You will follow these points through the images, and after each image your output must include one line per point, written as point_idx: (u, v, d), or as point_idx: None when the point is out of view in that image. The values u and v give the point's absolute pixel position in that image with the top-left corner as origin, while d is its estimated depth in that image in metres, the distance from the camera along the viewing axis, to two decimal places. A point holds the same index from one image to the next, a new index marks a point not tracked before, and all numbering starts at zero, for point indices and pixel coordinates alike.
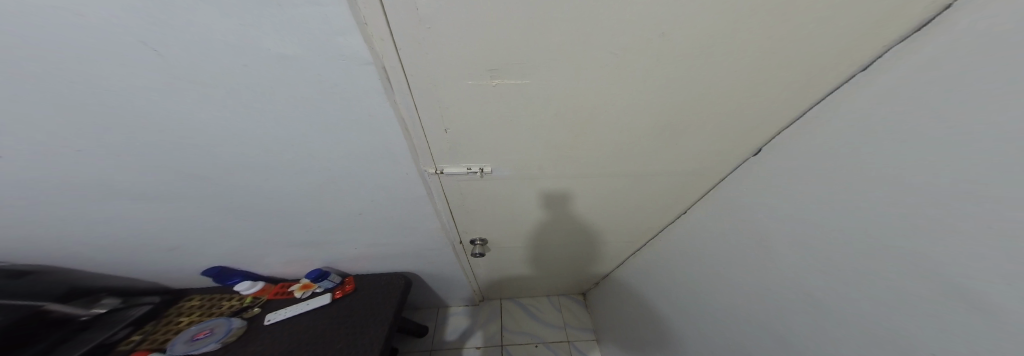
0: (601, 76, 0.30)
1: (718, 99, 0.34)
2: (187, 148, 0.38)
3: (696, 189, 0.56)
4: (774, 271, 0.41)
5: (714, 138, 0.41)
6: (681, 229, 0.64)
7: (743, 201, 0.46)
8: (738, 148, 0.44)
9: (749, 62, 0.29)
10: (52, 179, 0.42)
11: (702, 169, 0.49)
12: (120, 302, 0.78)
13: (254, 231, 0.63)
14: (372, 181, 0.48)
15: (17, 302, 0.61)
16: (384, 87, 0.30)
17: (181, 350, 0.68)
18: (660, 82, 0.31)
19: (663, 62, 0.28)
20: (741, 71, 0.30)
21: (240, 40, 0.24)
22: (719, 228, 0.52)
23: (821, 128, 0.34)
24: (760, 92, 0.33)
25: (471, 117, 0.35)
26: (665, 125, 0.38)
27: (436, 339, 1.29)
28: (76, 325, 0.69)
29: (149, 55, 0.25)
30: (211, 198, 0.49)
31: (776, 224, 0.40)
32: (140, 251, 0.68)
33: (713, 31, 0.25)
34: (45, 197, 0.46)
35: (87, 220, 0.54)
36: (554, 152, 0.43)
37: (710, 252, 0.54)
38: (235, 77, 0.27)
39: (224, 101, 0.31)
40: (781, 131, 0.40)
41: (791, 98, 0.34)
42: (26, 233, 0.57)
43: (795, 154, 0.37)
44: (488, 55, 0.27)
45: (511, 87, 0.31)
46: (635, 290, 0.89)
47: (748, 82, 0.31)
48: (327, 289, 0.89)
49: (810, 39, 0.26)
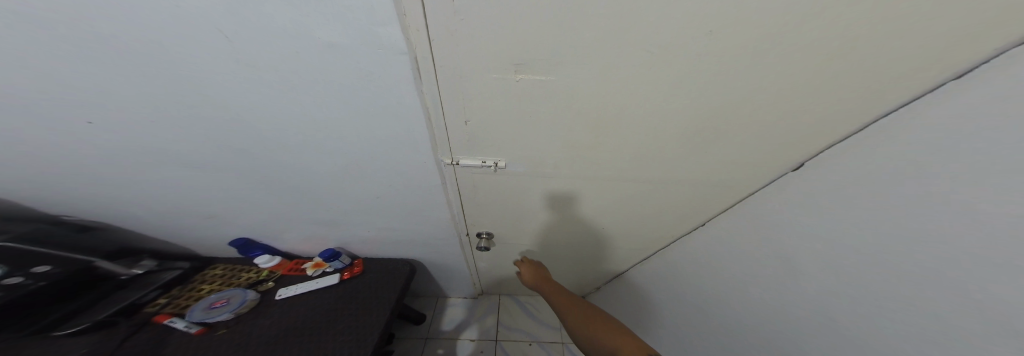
0: (633, 74, 0.29)
1: (760, 108, 0.33)
2: (236, 127, 0.41)
3: (723, 202, 0.55)
4: (832, 294, 0.39)
5: (751, 148, 0.40)
6: (705, 238, 0.63)
7: (788, 215, 0.44)
8: (779, 161, 0.42)
9: (802, 68, 0.27)
10: (118, 145, 0.47)
11: (729, 180, 0.48)
12: (156, 264, 0.84)
13: (277, 206, 0.66)
14: (390, 167, 0.49)
15: (72, 256, 0.69)
16: (415, 77, 0.31)
17: (198, 317, 0.72)
18: (698, 86, 0.30)
19: (705, 65, 0.28)
20: (789, 79, 0.29)
21: (296, 28, 0.26)
22: (762, 239, 0.49)
23: (890, 143, 0.32)
24: (807, 103, 0.32)
25: (492, 111, 0.36)
26: (695, 131, 0.37)
27: (433, 328, 1.32)
28: (114, 284, 0.76)
29: (223, 42, 0.28)
30: (245, 171, 0.52)
31: (829, 246, 0.38)
32: (176, 217, 0.73)
33: (757, 37, 0.24)
34: (109, 160, 0.51)
35: (135, 184, 0.59)
36: (573, 151, 0.43)
37: (753, 268, 0.52)
38: (288, 63, 0.30)
39: (275, 87, 0.33)
40: (832, 144, 0.38)
41: (853, 112, 0.33)
42: (83, 192, 0.63)
43: (855, 169, 0.35)
44: (515, 49, 0.27)
45: (535, 83, 0.31)
46: (643, 297, 0.88)
47: (791, 91, 0.30)
48: (337, 269, 0.92)
49: (875, 50, 0.25)
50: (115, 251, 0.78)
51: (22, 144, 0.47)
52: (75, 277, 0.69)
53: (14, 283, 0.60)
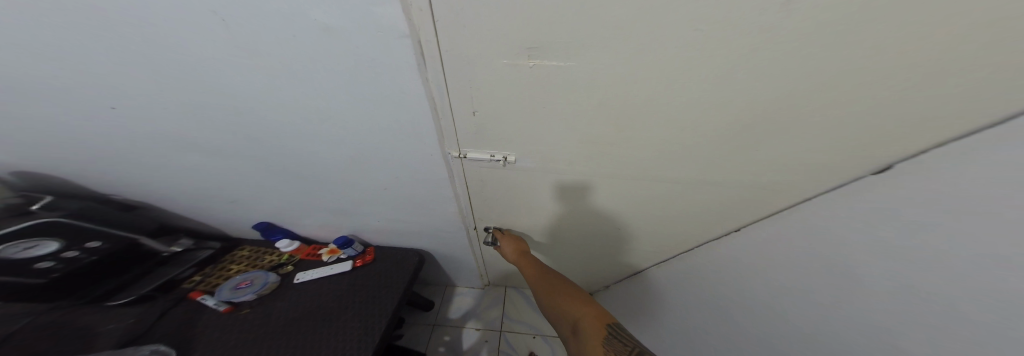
0: (661, 61, 0.25)
1: (814, 100, 0.28)
2: (243, 116, 0.41)
3: (762, 208, 0.49)
4: (866, 310, 0.35)
5: (806, 146, 0.35)
6: (737, 244, 0.57)
7: (838, 225, 0.39)
8: (843, 164, 0.36)
9: (875, 51, 0.23)
10: (145, 131, 0.49)
11: (772, 183, 0.43)
12: (192, 243, 0.89)
13: (292, 193, 0.67)
14: (399, 158, 0.47)
15: (120, 233, 0.74)
16: (418, 64, 0.29)
17: (226, 296, 0.75)
18: (738, 75, 0.26)
19: (745, 50, 0.24)
20: (856, 65, 0.24)
21: (291, 9, 0.24)
22: (797, 251, 0.44)
23: (1002, 146, 0.26)
24: (874, 95, 0.27)
25: (502, 101, 0.33)
26: (734, 125, 0.33)
27: (440, 315, 1.35)
28: (157, 260, 0.80)
29: (217, 24, 0.27)
30: (263, 160, 0.53)
31: (884, 263, 0.34)
32: (202, 200, 0.76)
33: (818, 14, 0.20)
34: (139, 145, 0.53)
35: (164, 168, 0.62)
36: (591, 147, 0.40)
37: (776, 278, 0.47)
38: (286, 49, 0.29)
39: (274, 72, 0.32)
40: (934, 146, 0.31)
41: (944, 108, 0.27)
42: (119, 175, 0.67)
43: (946, 177, 0.29)
44: (527, 29, 0.24)
45: (549, 70, 0.28)
46: (654, 299, 0.84)
47: (855, 81, 0.26)
48: (350, 256, 0.94)
49: (976, 31, 0.20)
50: (155, 229, 0.82)
51: (65, 129, 0.50)
52: (121, 252, 0.74)
53: (67, 257, 0.65)
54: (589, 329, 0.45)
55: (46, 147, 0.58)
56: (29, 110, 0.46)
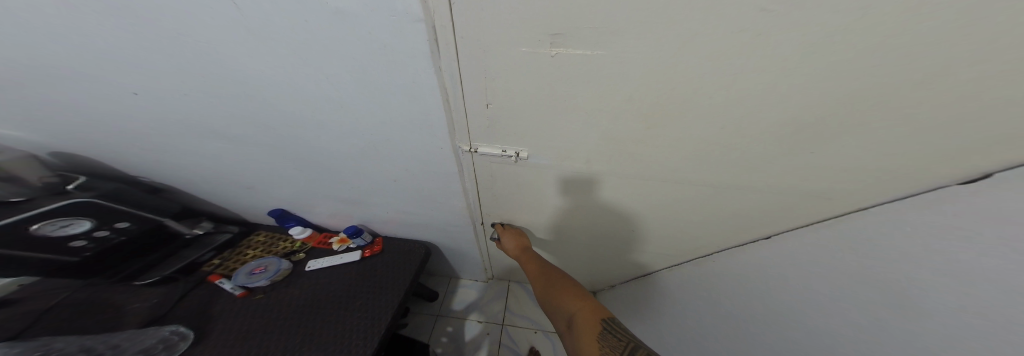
0: (698, 51, 0.23)
1: (873, 98, 0.25)
2: (257, 103, 0.41)
3: (796, 215, 0.46)
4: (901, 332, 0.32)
5: (857, 149, 0.31)
6: (762, 252, 0.54)
7: (903, 241, 0.34)
8: (899, 171, 0.33)
9: (970, 45, 0.19)
10: (167, 118, 0.50)
11: (809, 188, 0.39)
12: (212, 226, 0.93)
13: (306, 181, 0.68)
14: (410, 150, 0.46)
15: (146, 214, 0.76)
16: (432, 51, 0.27)
17: (242, 281, 0.78)
18: (786, 68, 0.23)
19: (798, 40, 0.21)
20: (936, 60, 0.21)
21: None
22: (838, 264, 0.40)
23: None
24: (947, 94, 0.23)
25: (519, 93, 0.31)
26: (775, 124, 0.30)
27: (443, 306, 1.36)
28: (180, 242, 0.84)
29: (230, 8, 0.26)
30: (277, 148, 0.54)
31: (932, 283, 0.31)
32: (222, 185, 0.78)
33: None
34: (162, 131, 0.55)
35: (186, 154, 0.64)
36: (611, 144, 0.37)
37: (805, 292, 0.44)
38: (299, 35, 0.28)
39: (286, 58, 0.31)
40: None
41: None
42: (145, 159, 0.70)
43: None
44: (551, 13, 0.22)
45: (573, 59, 0.26)
46: (662, 304, 0.81)
47: (930, 78, 0.22)
48: (360, 246, 0.95)
49: None
50: (178, 211, 0.84)
51: (94, 114, 0.52)
52: (148, 233, 0.77)
53: (99, 236, 0.69)
54: (582, 327, 0.44)
55: (78, 131, 0.60)
56: (58, 94, 0.47)
